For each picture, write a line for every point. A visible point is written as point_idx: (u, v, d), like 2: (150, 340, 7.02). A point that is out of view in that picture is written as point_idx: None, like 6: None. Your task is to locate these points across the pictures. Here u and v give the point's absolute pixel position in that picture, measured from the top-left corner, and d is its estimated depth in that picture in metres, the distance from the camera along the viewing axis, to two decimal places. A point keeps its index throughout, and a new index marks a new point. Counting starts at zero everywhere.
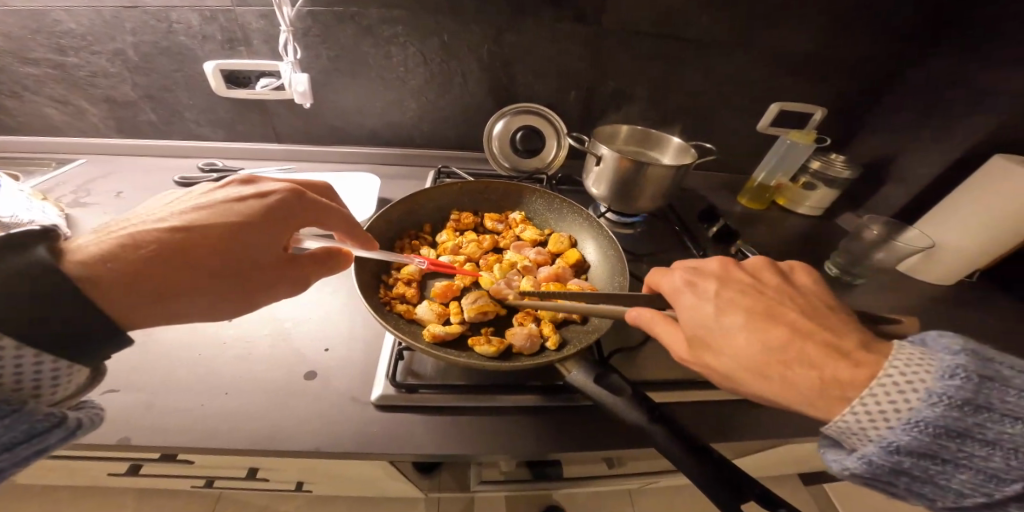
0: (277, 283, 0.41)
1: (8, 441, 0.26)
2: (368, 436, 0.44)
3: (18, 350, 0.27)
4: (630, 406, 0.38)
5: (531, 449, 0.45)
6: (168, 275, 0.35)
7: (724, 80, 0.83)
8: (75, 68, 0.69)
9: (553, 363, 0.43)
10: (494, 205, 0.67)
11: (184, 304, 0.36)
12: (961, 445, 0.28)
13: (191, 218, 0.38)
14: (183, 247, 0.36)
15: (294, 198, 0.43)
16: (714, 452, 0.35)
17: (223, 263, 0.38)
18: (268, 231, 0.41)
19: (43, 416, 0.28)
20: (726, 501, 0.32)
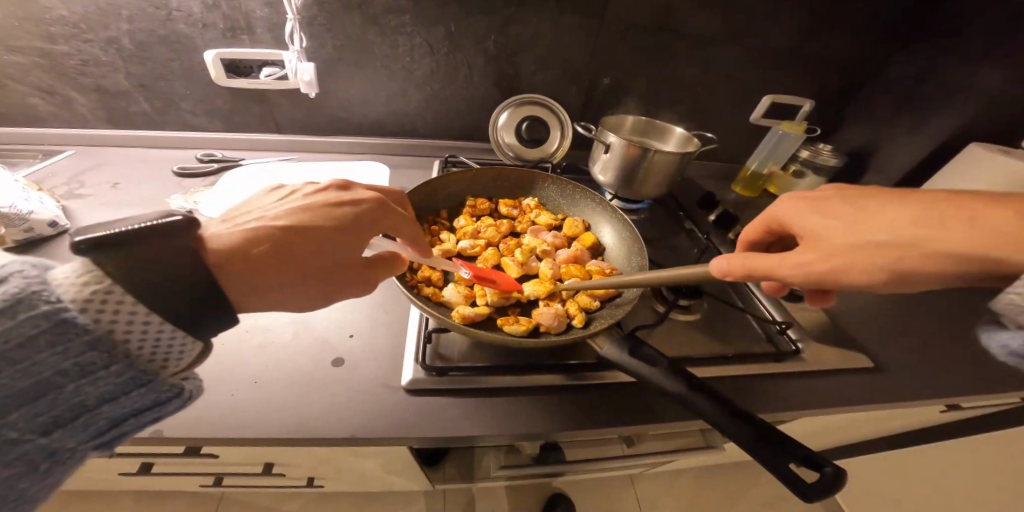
0: (357, 289, 0.43)
1: (138, 406, 0.30)
2: (401, 419, 0.44)
3: (155, 321, 0.30)
4: (666, 377, 0.39)
5: (562, 426, 0.46)
6: (278, 268, 0.38)
7: (721, 73, 0.86)
8: (64, 57, 0.66)
9: (586, 339, 0.46)
10: (508, 191, 0.68)
11: (283, 293, 0.39)
12: None
13: (298, 217, 0.41)
14: (292, 246, 0.39)
15: (383, 208, 0.46)
16: (752, 416, 0.37)
17: (325, 263, 0.41)
18: (360, 237, 0.43)
19: (167, 387, 0.31)
20: (770, 458, 0.34)
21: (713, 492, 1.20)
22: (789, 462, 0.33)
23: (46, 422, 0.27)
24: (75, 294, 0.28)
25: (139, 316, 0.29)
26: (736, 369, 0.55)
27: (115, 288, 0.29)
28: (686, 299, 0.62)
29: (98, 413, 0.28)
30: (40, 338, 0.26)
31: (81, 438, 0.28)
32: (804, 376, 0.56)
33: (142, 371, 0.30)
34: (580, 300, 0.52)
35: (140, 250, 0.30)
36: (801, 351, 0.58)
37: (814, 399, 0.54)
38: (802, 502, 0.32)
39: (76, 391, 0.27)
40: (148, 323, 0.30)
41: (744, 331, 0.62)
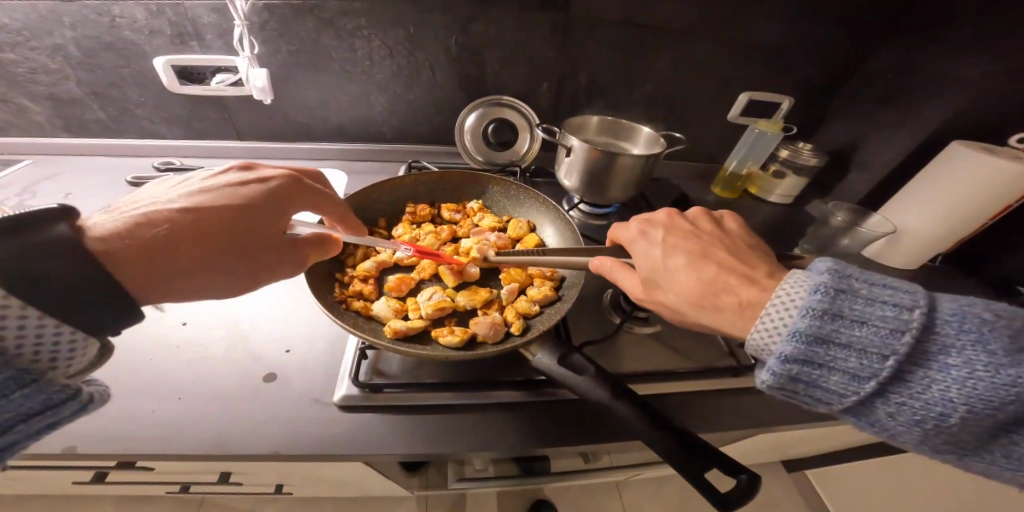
0: (280, 264, 0.42)
1: (25, 411, 0.27)
2: (331, 437, 0.43)
3: (23, 310, 0.27)
4: (595, 385, 0.37)
5: (499, 444, 0.44)
6: (174, 254, 0.36)
7: (692, 72, 0.83)
8: (13, 65, 0.65)
9: (518, 349, 0.43)
10: (452, 195, 0.66)
11: (186, 280, 0.37)
12: (819, 350, 0.30)
13: (198, 199, 0.40)
14: (192, 229, 0.38)
15: (293, 183, 0.46)
16: (679, 424, 0.35)
17: (236, 244, 0.39)
18: (269, 212, 0.43)
19: (58, 388, 0.29)
20: (693, 468, 0.32)
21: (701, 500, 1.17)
22: (708, 468, 0.32)
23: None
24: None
25: (15, 309, 0.26)
26: (689, 385, 0.53)
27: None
28: (643, 311, 0.60)
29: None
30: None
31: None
32: (762, 391, 0.54)
33: (24, 370, 0.27)
34: (518, 307, 0.51)
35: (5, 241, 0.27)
36: (762, 365, 0.56)
37: (771, 415, 0.52)
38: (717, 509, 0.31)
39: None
40: (26, 318, 0.27)
41: (705, 344, 0.60)
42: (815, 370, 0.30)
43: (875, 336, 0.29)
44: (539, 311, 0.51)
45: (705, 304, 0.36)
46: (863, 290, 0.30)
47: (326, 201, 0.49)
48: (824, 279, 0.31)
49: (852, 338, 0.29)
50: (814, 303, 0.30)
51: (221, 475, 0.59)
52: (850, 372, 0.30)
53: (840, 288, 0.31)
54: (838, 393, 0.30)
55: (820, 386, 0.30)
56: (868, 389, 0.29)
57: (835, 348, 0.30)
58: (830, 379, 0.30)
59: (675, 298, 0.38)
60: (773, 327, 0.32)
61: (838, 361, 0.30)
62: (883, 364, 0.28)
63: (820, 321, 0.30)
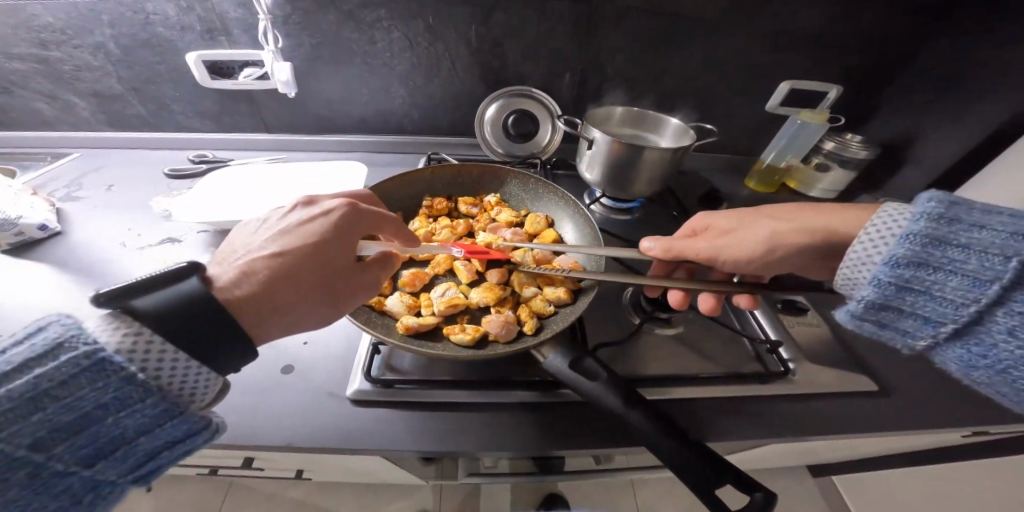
0: (361, 289, 0.42)
1: (168, 439, 0.29)
2: (345, 432, 0.43)
3: (176, 352, 0.29)
4: (607, 390, 0.35)
5: (507, 446, 0.44)
6: (281, 296, 0.36)
7: (728, 59, 0.77)
8: (59, 63, 0.69)
9: (530, 350, 0.41)
10: (469, 189, 0.65)
11: (298, 314, 0.37)
12: (917, 274, 0.32)
13: (285, 242, 0.39)
14: (291, 269, 0.38)
15: (361, 205, 0.44)
16: (692, 435, 0.33)
17: (327, 278, 0.39)
18: (345, 243, 0.42)
19: (198, 418, 0.30)
20: (703, 484, 0.30)
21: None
22: (718, 482, 0.30)
23: (90, 455, 0.26)
24: (112, 338, 0.28)
25: (174, 354, 0.29)
26: (711, 391, 0.50)
27: (145, 330, 0.28)
28: (666, 312, 0.57)
29: (136, 445, 0.27)
30: (80, 377, 0.26)
31: (121, 469, 0.27)
32: (791, 400, 0.50)
33: (173, 403, 0.29)
34: (532, 306, 0.49)
35: (152, 301, 0.29)
36: (792, 372, 0.52)
37: (804, 428, 0.48)
38: None
39: (117, 423, 0.27)
40: (176, 358, 0.29)
41: (729, 348, 0.56)
42: (912, 294, 0.33)
43: (980, 262, 0.30)
44: (554, 312, 0.49)
45: (776, 255, 0.46)
46: (991, 222, 0.30)
47: (388, 221, 0.47)
48: (929, 207, 0.32)
49: (955, 263, 0.31)
50: (916, 229, 0.32)
51: (245, 460, 0.61)
52: (949, 296, 0.31)
53: (949, 216, 0.31)
54: (932, 319, 0.32)
55: (915, 311, 0.33)
56: (968, 315, 0.30)
57: (935, 272, 0.31)
58: (921, 303, 0.32)
59: (747, 250, 0.47)
60: (879, 249, 0.35)
61: (937, 285, 0.31)
62: (981, 291, 0.29)
63: (920, 244, 0.32)
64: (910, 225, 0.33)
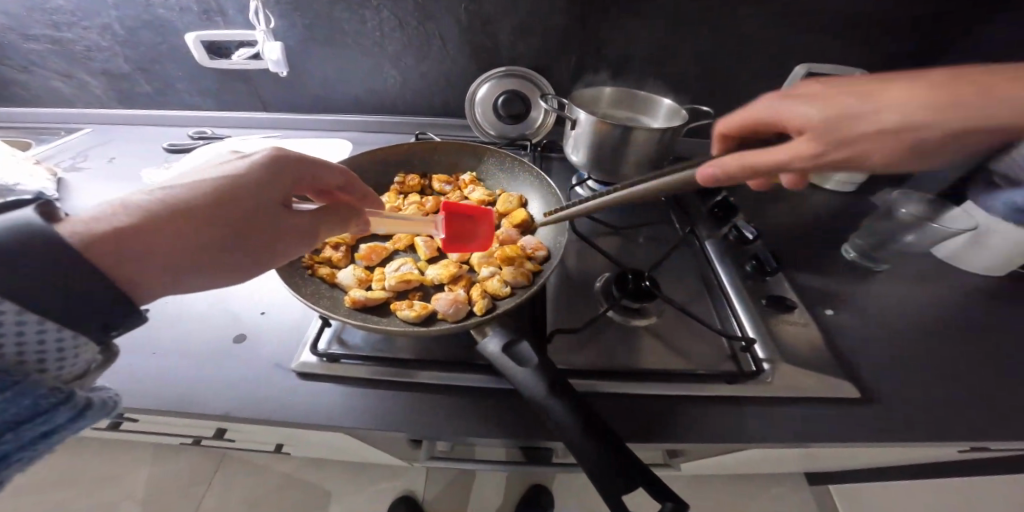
0: (289, 238, 0.39)
1: (13, 418, 0.22)
2: (284, 404, 0.43)
3: (18, 315, 0.23)
4: (533, 376, 0.33)
5: (445, 430, 0.42)
6: (175, 239, 0.31)
7: (734, 38, 0.72)
8: (72, 44, 0.73)
9: (469, 329, 0.39)
10: (446, 168, 0.64)
11: (202, 264, 0.33)
12: None
13: (185, 187, 0.34)
14: (195, 209, 0.33)
15: (286, 155, 0.41)
16: (614, 433, 0.30)
17: (245, 224, 0.36)
18: (262, 191, 0.38)
19: (51, 390, 0.25)
20: (609, 486, 0.27)
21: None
22: (629, 484, 0.27)
23: None
24: None
25: (32, 322, 0.24)
26: (673, 387, 0.46)
27: None
28: (636, 301, 0.53)
29: None
30: None
31: None
32: (764, 402, 0.46)
33: (11, 371, 0.23)
34: (487, 286, 0.47)
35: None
36: (765, 373, 0.48)
37: (775, 432, 0.44)
38: None
39: None
40: (16, 321, 0.23)
41: (703, 343, 0.52)
42: None
43: None
44: (510, 293, 0.47)
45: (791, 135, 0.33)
46: None
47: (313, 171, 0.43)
48: None
49: None
50: None
51: (217, 430, 0.65)
52: None
53: None
54: None
55: None
56: None
57: None
58: None
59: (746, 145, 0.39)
60: None
61: None
62: None
63: None
64: None
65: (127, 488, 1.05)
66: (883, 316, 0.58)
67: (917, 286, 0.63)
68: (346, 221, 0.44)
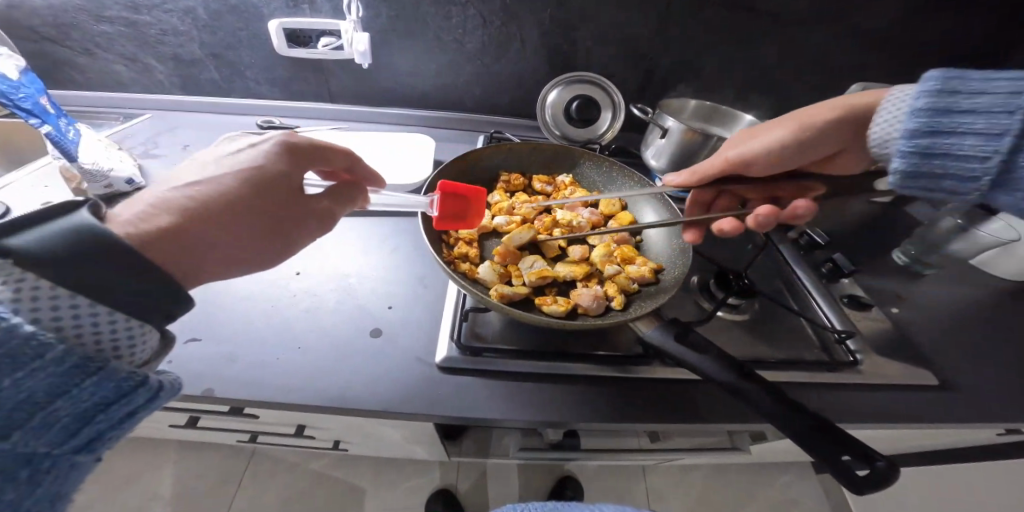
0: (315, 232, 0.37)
1: (95, 401, 0.22)
2: (437, 397, 0.44)
3: (77, 301, 0.22)
4: (717, 364, 0.36)
5: (593, 419, 0.44)
6: (212, 241, 0.30)
7: (801, 57, 0.77)
8: (146, 27, 0.70)
9: (627, 323, 0.42)
10: (543, 168, 0.66)
11: (229, 258, 0.32)
12: (941, 140, 0.38)
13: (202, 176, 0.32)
14: (220, 201, 0.31)
15: (301, 138, 0.37)
16: (806, 407, 0.34)
17: (271, 213, 0.34)
18: (281, 180, 0.35)
19: (125, 374, 0.23)
20: (821, 450, 0.31)
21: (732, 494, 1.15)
22: (842, 455, 0.31)
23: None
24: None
25: (86, 310, 0.22)
26: (785, 374, 0.51)
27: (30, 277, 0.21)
28: (736, 298, 0.57)
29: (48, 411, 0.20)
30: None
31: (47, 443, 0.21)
32: (862, 391, 0.51)
33: (84, 357, 0.22)
34: (618, 283, 0.50)
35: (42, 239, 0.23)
36: (859, 362, 0.53)
37: (876, 413, 0.49)
38: (848, 492, 0.30)
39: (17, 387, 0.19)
40: (82, 308, 0.22)
41: (797, 336, 0.57)
42: (950, 137, 0.37)
43: (991, 106, 0.35)
44: (638, 290, 0.50)
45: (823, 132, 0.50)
46: (975, 87, 0.37)
47: (334, 156, 0.39)
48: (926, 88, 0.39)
49: (971, 118, 0.36)
50: (921, 105, 0.39)
51: (296, 427, 0.65)
52: (983, 134, 0.36)
53: (948, 87, 0.38)
54: (972, 159, 0.37)
55: (952, 152, 0.37)
56: (995, 165, 0.35)
57: (959, 113, 0.37)
58: (961, 143, 0.37)
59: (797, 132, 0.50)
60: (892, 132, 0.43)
61: (966, 126, 0.36)
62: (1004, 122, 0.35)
63: (930, 115, 0.38)
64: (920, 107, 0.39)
65: (149, 486, 0.95)
66: (940, 315, 0.64)
67: (962, 289, 0.70)
68: (355, 201, 0.41)
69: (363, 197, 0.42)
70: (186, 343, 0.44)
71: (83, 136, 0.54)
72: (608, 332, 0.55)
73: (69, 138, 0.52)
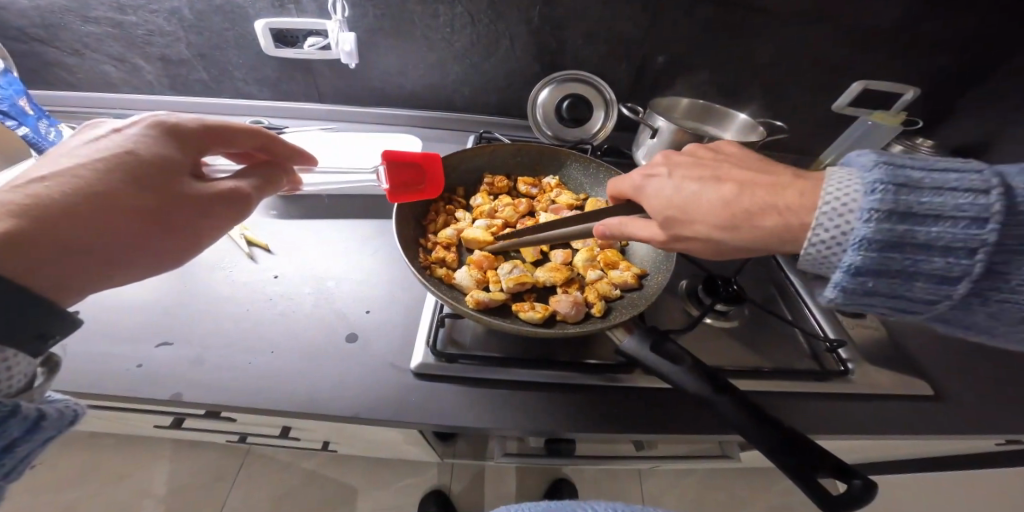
0: (220, 215, 0.38)
1: None
2: (409, 404, 0.43)
3: None
4: (692, 375, 0.35)
5: (570, 428, 0.43)
6: (93, 234, 0.31)
7: (799, 54, 0.75)
8: (133, 27, 0.70)
9: (604, 331, 0.41)
10: (529, 169, 0.65)
11: (124, 254, 0.33)
12: (914, 255, 0.27)
13: (72, 174, 0.32)
14: (100, 197, 0.32)
15: (173, 121, 0.38)
16: (782, 421, 0.33)
17: (165, 205, 0.34)
18: (169, 168, 0.35)
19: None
20: (792, 465, 0.30)
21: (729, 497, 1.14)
22: (810, 473, 0.30)
23: None
24: None
25: None
26: (772, 384, 0.49)
27: None
28: (725, 305, 0.56)
29: None
30: None
31: None
32: (852, 401, 0.50)
33: None
34: (599, 289, 0.48)
35: None
36: (851, 372, 0.51)
37: (865, 425, 0.48)
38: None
39: None
40: None
41: (787, 344, 0.55)
42: (906, 254, 0.27)
43: (956, 205, 0.26)
44: (620, 296, 0.49)
45: (737, 222, 0.34)
46: (926, 182, 0.27)
47: (222, 134, 0.40)
48: (878, 177, 0.28)
49: (934, 232, 0.27)
50: (874, 205, 0.27)
51: (281, 430, 0.65)
52: (948, 249, 0.27)
53: (897, 181, 0.27)
54: (924, 297, 0.28)
55: (912, 269, 0.28)
56: (957, 292, 0.27)
57: (918, 213, 0.27)
58: (923, 261, 0.27)
59: (705, 226, 0.35)
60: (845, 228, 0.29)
61: (929, 240, 0.27)
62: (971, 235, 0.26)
63: (888, 223, 0.27)
64: (866, 202, 0.27)
65: (145, 483, 0.96)
66: None
67: None
68: (272, 183, 0.43)
69: (273, 174, 0.43)
70: (156, 346, 0.44)
71: (63, 137, 0.55)
72: (592, 338, 0.54)
73: (47, 139, 0.52)
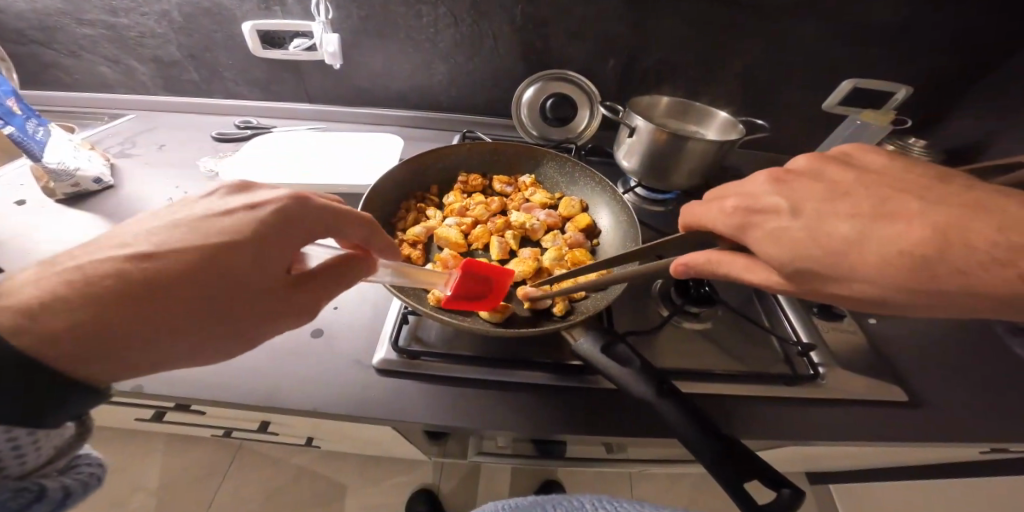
0: (288, 319, 0.33)
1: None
2: (367, 399, 0.44)
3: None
4: (639, 378, 0.35)
5: (525, 428, 0.43)
6: (149, 328, 0.27)
7: (786, 52, 0.74)
8: (126, 29, 0.72)
9: (560, 330, 0.41)
10: (505, 168, 0.64)
11: (174, 352, 0.29)
12: None
13: (165, 244, 0.29)
14: (176, 285, 0.28)
15: (300, 207, 0.35)
16: (724, 429, 0.32)
17: (236, 304, 0.31)
18: (263, 257, 0.32)
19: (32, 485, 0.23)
20: (729, 475, 0.30)
21: (720, 500, 1.13)
22: (746, 483, 0.30)
23: None
24: None
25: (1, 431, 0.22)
26: (736, 388, 0.48)
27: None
28: (696, 306, 0.55)
29: None
30: None
31: None
32: (821, 406, 0.49)
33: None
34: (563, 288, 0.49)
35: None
36: (821, 377, 0.50)
37: (831, 431, 0.47)
38: None
39: None
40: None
41: (759, 348, 0.54)
42: None
43: None
44: (584, 295, 0.49)
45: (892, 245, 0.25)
46: None
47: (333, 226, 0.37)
48: None
49: None
50: None
51: (260, 424, 0.66)
52: None
53: None
54: None
55: None
56: None
57: None
58: None
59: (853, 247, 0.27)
60: None
61: None
62: None
63: None
64: None
65: (138, 476, 0.99)
66: (920, 326, 0.60)
67: None
68: (358, 279, 0.38)
69: (364, 271, 0.38)
70: None
71: (53, 136, 0.57)
72: (559, 339, 0.53)
73: (36, 139, 0.54)
